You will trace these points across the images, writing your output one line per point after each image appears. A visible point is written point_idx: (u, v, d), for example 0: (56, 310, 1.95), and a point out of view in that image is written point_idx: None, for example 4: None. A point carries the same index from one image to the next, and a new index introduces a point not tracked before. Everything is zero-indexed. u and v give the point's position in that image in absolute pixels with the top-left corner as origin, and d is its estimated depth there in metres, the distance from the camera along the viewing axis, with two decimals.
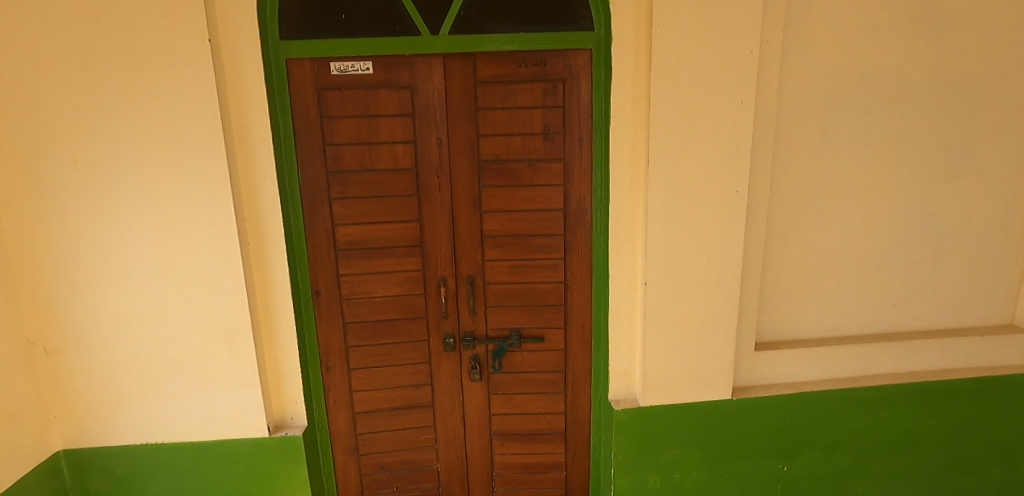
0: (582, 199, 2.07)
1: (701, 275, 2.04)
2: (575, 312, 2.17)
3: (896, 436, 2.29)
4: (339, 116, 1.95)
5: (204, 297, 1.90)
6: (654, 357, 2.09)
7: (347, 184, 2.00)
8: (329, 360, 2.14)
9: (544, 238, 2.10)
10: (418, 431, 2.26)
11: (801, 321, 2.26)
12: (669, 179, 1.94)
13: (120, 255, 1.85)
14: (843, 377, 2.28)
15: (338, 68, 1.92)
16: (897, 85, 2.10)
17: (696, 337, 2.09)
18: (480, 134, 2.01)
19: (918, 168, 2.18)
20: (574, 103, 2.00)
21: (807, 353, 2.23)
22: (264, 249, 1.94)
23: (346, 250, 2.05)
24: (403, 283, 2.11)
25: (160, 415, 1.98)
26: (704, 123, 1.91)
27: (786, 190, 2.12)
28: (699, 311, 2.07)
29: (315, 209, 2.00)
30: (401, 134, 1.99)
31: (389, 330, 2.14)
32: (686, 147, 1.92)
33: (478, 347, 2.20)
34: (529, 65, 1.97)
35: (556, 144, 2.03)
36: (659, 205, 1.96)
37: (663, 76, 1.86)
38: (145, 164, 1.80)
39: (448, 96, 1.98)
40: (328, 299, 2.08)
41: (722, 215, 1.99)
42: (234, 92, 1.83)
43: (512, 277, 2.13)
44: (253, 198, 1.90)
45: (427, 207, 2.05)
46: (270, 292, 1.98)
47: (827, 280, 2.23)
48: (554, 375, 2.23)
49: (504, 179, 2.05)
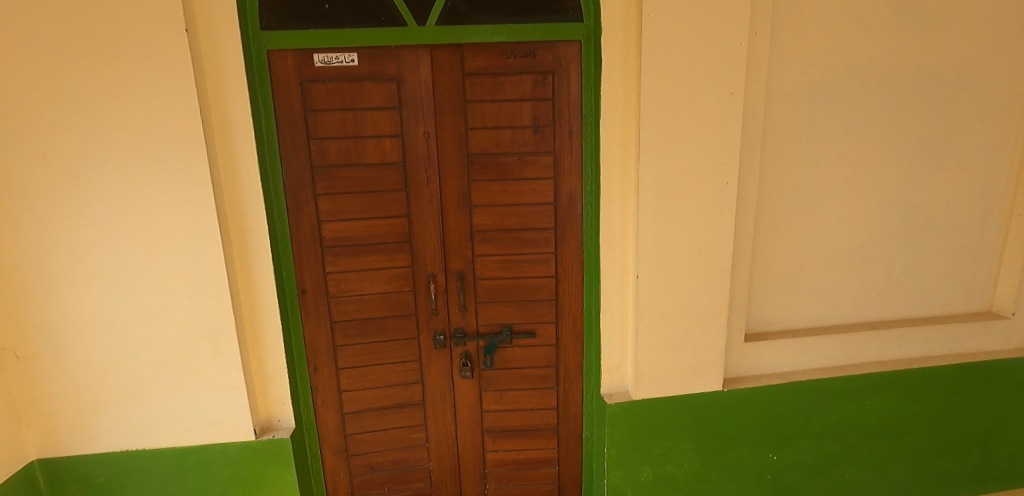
0: (573, 193, 2.05)
1: (692, 268, 2.04)
2: (567, 306, 2.16)
3: (882, 423, 2.33)
4: (324, 109, 1.90)
5: (187, 298, 1.83)
6: (646, 351, 2.09)
7: (333, 179, 1.95)
8: (317, 361, 2.09)
9: (535, 232, 2.08)
10: (409, 430, 2.22)
11: (790, 311, 2.27)
12: (660, 171, 1.93)
13: (96, 255, 1.78)
14: (831, 367, 2.31)
15: (322, 60, 1.86)
16: (881, 77, 2.12)
17: (688, 329, 2.09)
18: (468, 127, 1.98)
19: (901, 159, 2.21)
20: (563, 95, 1.98)
21: (796, 343, 2.25)
22: (248, 247, 1.88)
23: (332, 247, 2.00)
24: (392, 280, 2.07)
25: (141, 420, 1.91)
26: (695, 115, 1.90)
27: (775, 181, 2.13)
28: (691, 304, 2.07)
29: (300, 205, 1.95)
30: (388, 128, 1.95)
31: (378, 328, 2.10)
32: (677, 140, 1.91)
33: (469, 344, 2.17)
34: (518, 57, 1.94)
35: (546, 137, 2.00)
36: (651, 198, 1.95)
37: (654, 68, 1.84)
38: (121, 161, 1.73)
39: (436, 88, 1.94)
40: (315, 297, 2.03)
41: (713, 207, 1.99)
42: (214, 84, 1.76)
43: (503, 272, 2.11)
44: (235, 194, 1.84)
45: (416, 202, 2.02)
46: (254, 291, 1.92)
47: (815, 271, 2.25)
48: (546, 370, 2.21)
49: (494, 173, 2.02)
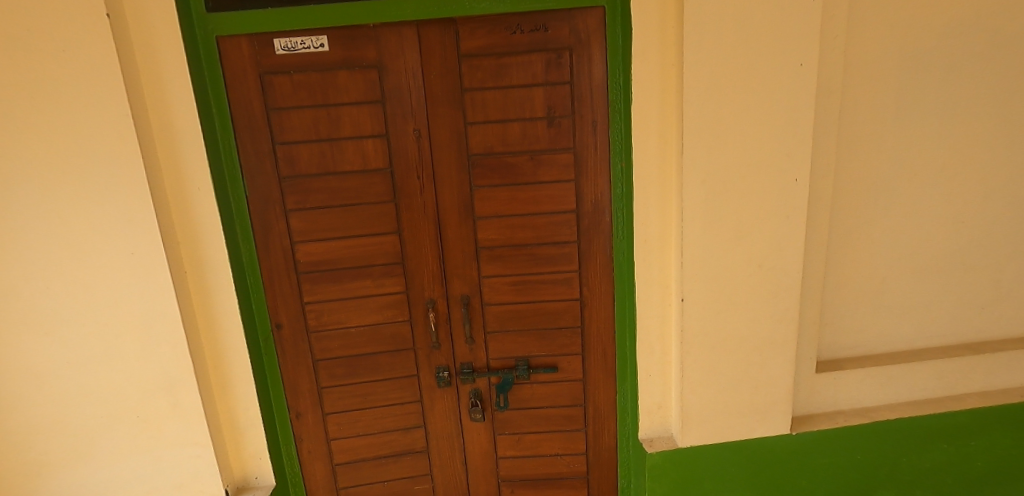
0: (599, 198, 1.67)
1: (751, 288, 1.63)
2: (594, 335, 1.78)
3: (989, 468, 1.89)
4: (291, 107, 1.56)
5: (134, 342, 1.51)
6: (695, 390, 1.69)
7: (306, 192, 1.61)
8: (299, 405, 1.77)
9: (553, 247, 1.70)
10: (412, 481, 1.89)
11: (872, 333, 1.85)
12: (710, 169, 1.52)
13: (19, 296, 1.44)
14: (922, 400, 1.88)
15: (284, 47, 1.52)
16: (992, 37, 1.65)
17: (748, 363, 1.69)
18: (468, 122, 1.61)
19: (1014, 141, 1.74)
20: (584, 76, 1.58)
21: (879, 373, 1.83)
22: (207, 278, 1.57)
23: (310, 273, 1.67)
24: (384, 309, 1.73)
25: (94, 485, 1.59)
26: (754, 95, 1.49)
27: (853, 175, 1.70)
28: (751, 331, 1.66)
29: (269, 224, 1.62)
30: (370, 127, 1.59)
31: (369, 366, 1.77)
32: (731, 128, 1.50)
33: (479, 381, 1.82)
34: (525, 31, 1.55)
35: (564, 130, 1.62)
36: (699, 202, 1.54)
37: (699, 37, 1.43)
38: (39, 182, 1.39)
39: (427, 77, 1.57)
40: (292, 332, 1.71)
41: (779, 211, 1.57)
42: (151, 83, 1.44)
43: (516, 296, 1.75)
44: (187, 215, 1.52)
45: (408, 215, 1.66)
46: (218, 328, 1.61)
47: (903, 284, 1.81)
48: (571, 409, 1.85)
49: (502, 176, 1.65)
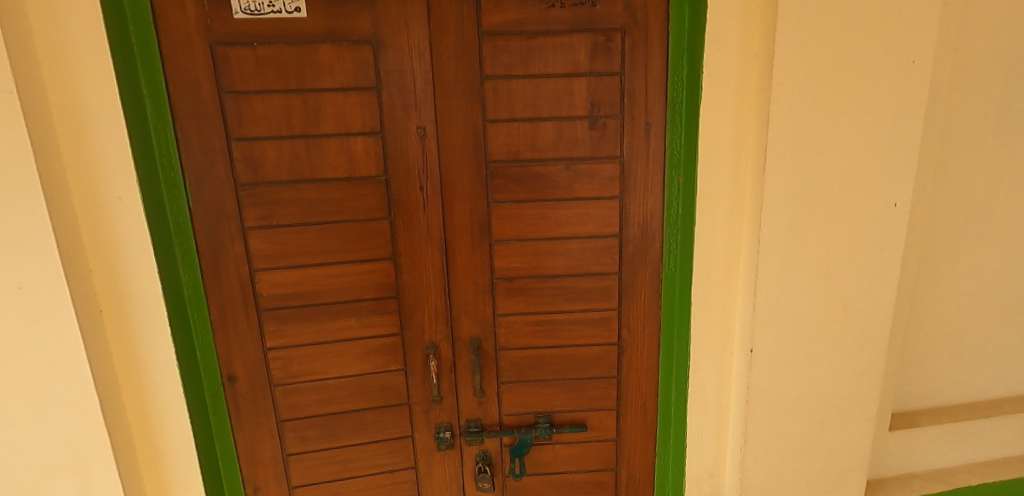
0: (649, 220, 1.33)
1: (833, 336, 1.32)
2: (633, 387, 1.45)
3: None
4: (254, 92, 1.16)
5: (28, 409, 1.09)
6: (759, 458, 1.38)
7: (273, 205, 1.22)
8: (259, 477, 1.38)
9: (588, 279, 1.36)
10: None
11: (953, 384, 1.56)
12: (796, 189, 1.21)
13: None
14: (1001, 458, 1.61)
15: (245, 9, 1.12)
16: None
17: (822, 425, 1.38)
18: (488, 119, 1.25)
19: None
20: (639, 66, 1.24)
21: (958, 430, 1.56)
22: (131, 320, 1.16)
23: (276, 310, 1.28)
24: (372, 356, 1.35)
25: None
26: (856, 98, 1.17)
27: (954, 198, 1.39)
28: (829, 388, 1.36)
29: (221, 248, 1.22)
30: (360, 121, 1.21)
31: (351, 426, 1.39)
32: (827, 138, 1.19)
33: (489, 442, 1.46)
34: (566, 5, 1.20)
35: (610, 134, 1.27)
36: (780, 231, 1.23)
37: (795, 22, 1.12)
38: None
39: (437, 58, 1.20)
40: (251, 385, 1.31)
41: (874, 243, 1.27)
42: (54, 52, 1.03)
43: (539, 339, 1.40)
44: (103, 236, 1.11)
45: (406, 237, 1.29)
46: (148, 385, 1.20)
47: (994, 328, 1.52)
48: (601, 475, 1.51)
49: (528, 190, 1.29)
